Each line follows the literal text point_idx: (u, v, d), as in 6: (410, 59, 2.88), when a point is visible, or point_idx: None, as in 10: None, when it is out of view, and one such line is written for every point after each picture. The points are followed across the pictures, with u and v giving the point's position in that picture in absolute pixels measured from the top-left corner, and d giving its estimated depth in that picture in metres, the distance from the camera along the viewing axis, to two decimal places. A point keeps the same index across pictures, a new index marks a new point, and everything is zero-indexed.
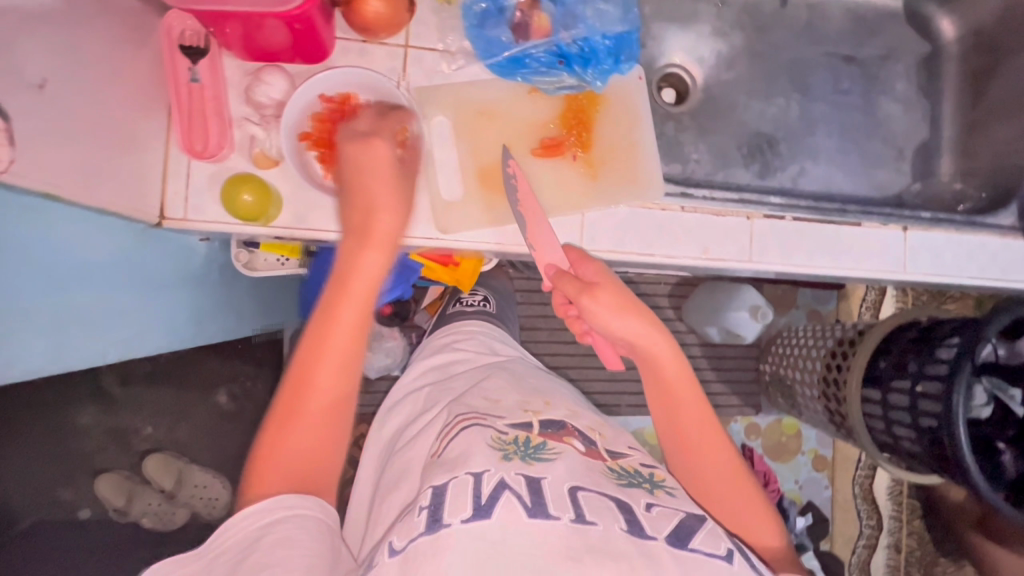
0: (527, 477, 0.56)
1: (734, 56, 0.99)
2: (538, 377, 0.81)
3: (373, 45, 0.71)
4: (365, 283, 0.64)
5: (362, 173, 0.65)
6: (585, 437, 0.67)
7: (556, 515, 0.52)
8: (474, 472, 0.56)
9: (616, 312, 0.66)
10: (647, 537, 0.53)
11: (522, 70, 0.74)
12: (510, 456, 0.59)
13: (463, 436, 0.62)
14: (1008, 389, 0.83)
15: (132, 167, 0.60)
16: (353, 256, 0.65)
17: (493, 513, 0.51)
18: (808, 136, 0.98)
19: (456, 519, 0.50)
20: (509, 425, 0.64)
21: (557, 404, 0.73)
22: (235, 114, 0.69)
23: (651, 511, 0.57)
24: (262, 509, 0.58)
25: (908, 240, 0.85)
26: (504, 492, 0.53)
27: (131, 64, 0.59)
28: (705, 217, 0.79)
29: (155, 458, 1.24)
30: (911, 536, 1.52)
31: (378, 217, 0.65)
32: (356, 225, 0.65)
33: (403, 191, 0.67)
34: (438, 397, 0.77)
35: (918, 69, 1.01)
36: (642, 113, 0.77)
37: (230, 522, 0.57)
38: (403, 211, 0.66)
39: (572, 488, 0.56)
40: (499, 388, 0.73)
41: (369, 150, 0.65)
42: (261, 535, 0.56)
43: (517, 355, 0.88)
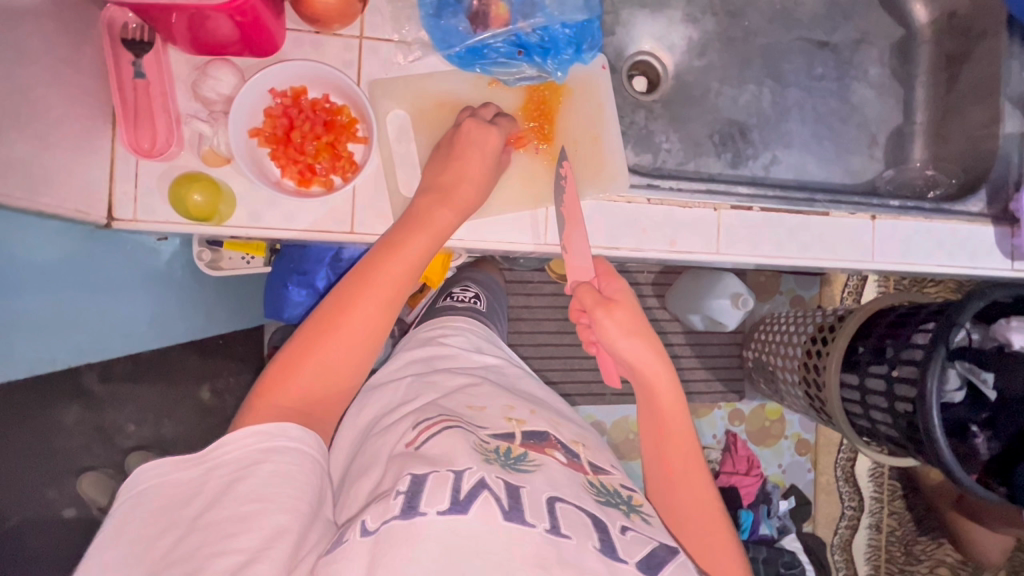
0: (507, 481, 0.55)
1: (706, 43, 0.97)
2: (523, 385, 0.81)
3: (326, 37, 0.69)
4: (435, 237, 0.65)
5: (468, 144, 0.68)
6: (567, 449, 0.67)
7: (532, 522, 0.52)
8: (456, 470, 0.54)
9: (625, 332, 0.66)
10: (616, 560, 0.53)
11: (481, 61, 0.71)
12: (491, 461, 0.58)
13: (445, 434, 0.59)
14: (980, 373, 0.81)
15: (75, 167, 0.58)
16: (413, 226, 0.64)
17: (471, 509, 0.51)
18: (782, 122, 0.97)
19: (433, 509, 0.50)
20: (491, 436, 0.63)
21: (542, 414, 0.72)
22: (184, 110, 0.67)
23: (626, 534, 0.57)
24: (265, 432, 0.55)
25: (876, 228, 0.84)
26: (483, 491, 0.53)
27: (72, 61, 0.56)
28: (672, 210, 0.78)
29: (136, 457, 1.23)
30: (892, 516, 1.54)
31: (464, 183, 0.67)
32: (441, 182, 0.67)
33: (492, 170, 0.70)
34: (422, 391, 0.73)
35: (892, 52, 1.00)
36: (607, 103, 0.76)
37: (231, 436, 0.54)
38: (485, 187, 0.69)
39: (549, 498, 0.55)
40: (485, 395, 0.72)
41: (486, 132, 0.69)
42: (258, 462, 0.53)
43: (503, 359, 0.87)
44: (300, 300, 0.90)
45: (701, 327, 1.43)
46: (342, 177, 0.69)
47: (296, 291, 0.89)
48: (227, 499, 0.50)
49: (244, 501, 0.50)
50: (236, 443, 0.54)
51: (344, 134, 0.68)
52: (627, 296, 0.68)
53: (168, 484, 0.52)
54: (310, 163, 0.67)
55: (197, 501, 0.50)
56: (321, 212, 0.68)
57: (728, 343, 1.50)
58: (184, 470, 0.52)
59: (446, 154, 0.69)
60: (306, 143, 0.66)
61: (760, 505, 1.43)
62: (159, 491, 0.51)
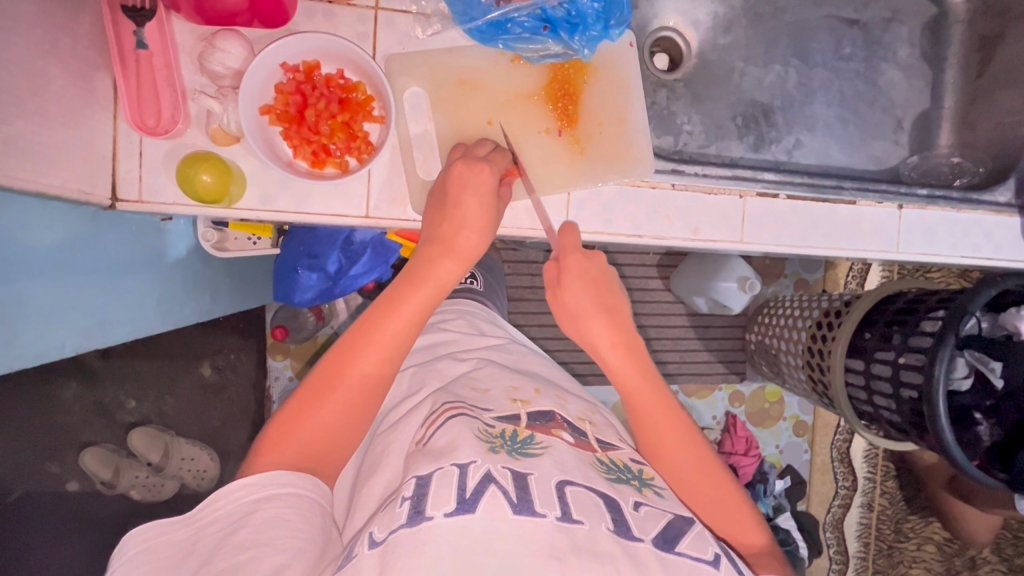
0: (514, 472, 0.52)
1: (731, 19, 0.93)
2: (526, 364, 0.78)
3: (339, 7, 0.65)
4: (435, 294, 0.62)
5: (463, 190, 0.64)
6: (575, 428, 0.64)
7: (542, 512, 0.49)
8: (460, 464, 0.52)
9: (585, 312, 0.65)
10: (633, 540, 0.51)
11: (504, 36, 0.67)
12: (497, 449, 0.55)
13: (450, 425, 0.57)
14: (989, 363, 0.78)
15: (77, 144, 0.55)
16: (423, 261, 0.62)
17: (478, 507, 0.48)
18: (805, 104, 0.94)
19: (439, 513, 0.47)
20: (495, 418, 0.60)
21: (547, 393, 0.69)
22: (190, 85, 0.63)
23: (639, 510, 0.55)
24: (257, 484, 0.53)
25: (902, 218, 0.83)
26: (490, 486, 0.50)
27: (70, 27, 0.52)
28: (696, 196, 0.76)
29: (139, 431, 1.21)
30: (883, 495, 1.56)
31: (465, 232, 0.63)
32: (439, 233, 0.63)
33: (494, 217, 0.64)
34: (425, 380, 0.71)
35: (923, 32, 0.96)
36: (633, 84, 0.72)
37: (223, 493, 0.52)
38: (489, 232, 0.65)
39: (559, 484, 0.53)
40: (489, 376, 0.70)
41: (478, 169, 0.64)
42: (251, 511, 0.51)
43: (507, 339, 0.84)
44: (309, 284, 0.88)
45: (704, 310, 1.42)
46: (358, 158, 0.65)
47: (305, 274, 0.87)
48: (220, 553, 0.47)
49: (239, 548, 0.47)
50: (228, 498, 0.52)
51: (361, 113, 0.64)
52: (591, 268, 0.67)
53: (162, 548, 0.49)
54: (324, 144, 0.64)
55: (192, 560, 0.48)
56: (337, 195, 0.66)
57: (730, 326, 1.49)
58: (176, 535, 0.50)
59: (440, 201, 0.64)
60: (320, 122, 0.63)
61: (756, 485, 1.45)
62: (153, 554, 0.49)
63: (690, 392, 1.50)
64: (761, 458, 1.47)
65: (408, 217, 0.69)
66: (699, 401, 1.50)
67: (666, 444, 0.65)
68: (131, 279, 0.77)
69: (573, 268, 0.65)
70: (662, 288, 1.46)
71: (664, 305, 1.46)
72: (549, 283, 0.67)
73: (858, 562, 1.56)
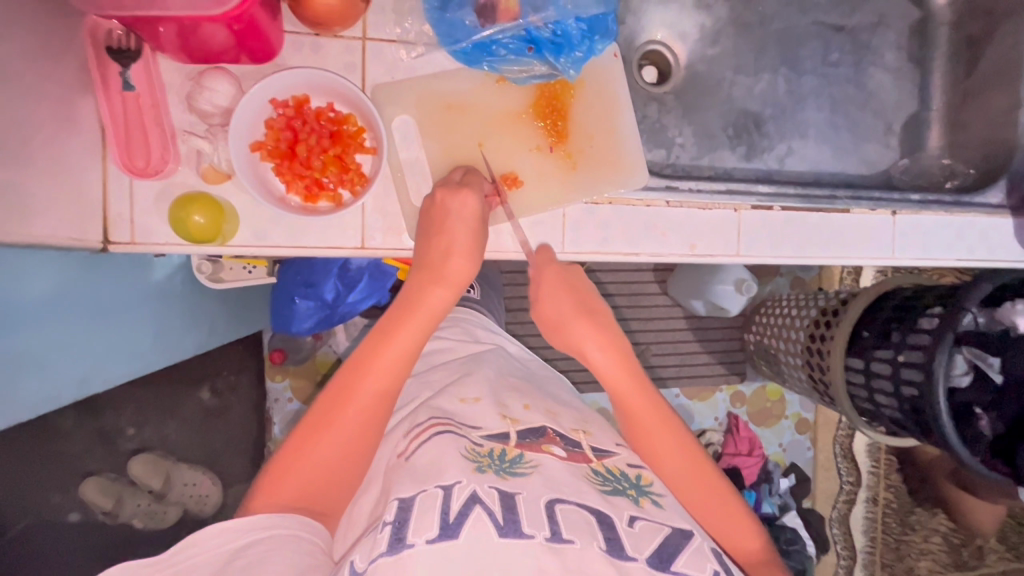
0: (501, 491, 0.51)
1: (718, 29, 0.93)
2: (518, 372, 0.76)
3: (326, 39, 0.65)
4: (428, 321, 0.63)
5: (449, 220, 0.64)
6: (567, 440, 0.62)
7: (530, 534, 0.47)
8: (445, 486, 0.50)
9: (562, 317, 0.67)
10: (626, 560, 0.49)
11: (489, 57, 0.67)
12: (485, 469, 0.53)
13: (435, 442, 0.56)
14: (987, 358, 0.79)
15: (66, 191, 0.54)
16: (418, 291, 0.63)
17: (462, 530, 0.46)
18: (795, 112, 0.94)
19: (421, 539, 0.46)
20: (484, 435, 0.58)
21: (536, 408, 0.66)
22: (179, 124, 0.62)
23: (634, 526, 0.52)
24: (238, 530, 0.51)
25: (896, 224, 0.83)
26: (475, 508, 0.48)
27: (54, 74, 0.52)
28: (692, 211, 0.76)
29: (139, 460, 1.19)
30: (889, 489, 1.56)
31: (454, 258, 0.64)
32: (430, 263, 0.64)
33: (479, 239, 0.65)
34: (419, 391, 0.70)
35: (909, 36, 0.96)
36: (621, 95, 0.72)
37: (202, 535, 0.50)
38: (477, 257, 0.65)
39: (549, 502, 0.51)
40: (478, 383, 0.68)
41: (460, 197, 0.64)
42: (233, 557, 0.49)
43: (499, 346, 0.81)
44: (307, 312, 0.87)
45: (702, 313, 1.41)
46: (351, 190, 0.65)
47: (302, 303, 0.86)
48: None
49: None
50: (208, 543, 0.50)
51: (352, 145, 0.64)
52: (566, 274, 0.69)
53: None
54: (317, 178, 0.63)
55: None
56: (331, 228, 0.66)
57: (728, 327, 1.49)
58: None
59: (432, 229, 0.65)
60: (312, 158, 0.62)
61: (762, 485, 1.45)
62: None
63: (693, 394, 1.49)
64: (766, 458, 1.47)
65: (403, 245, 0.69)
66: (700, 404, 1.50)
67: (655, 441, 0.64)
68: (126, 320, 0.77)
69: (549, 279, 0.68)
70: (659, 293, 1.46)
71: (662, 310, 1.46)
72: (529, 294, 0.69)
73: (866, 557, 1.56)
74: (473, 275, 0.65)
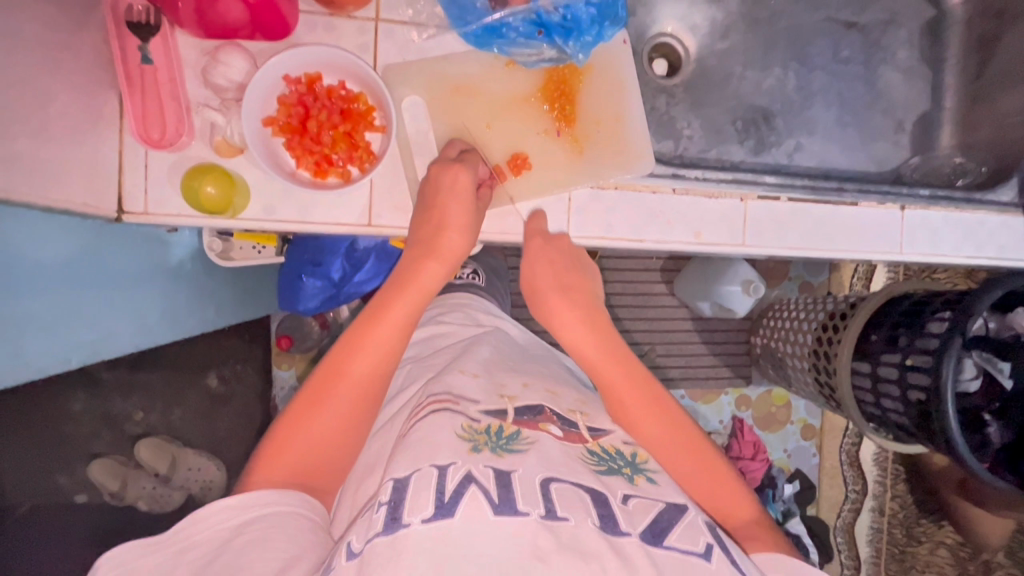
0: (497, 470, 0.51)
1: (729, 24, 0.93)
2: (521, 354, 0.77)
3: (340, 19, 0.66)
4: (421, 297, 0.63)
5: (442, 194, 0.65)
6: (564, 420, 0.62)
7: (525, 511, 0.47)
8: (440, 465, 0.50)
9: (548, 295, 0.69)
10: (620, 535, 0.49)
11: (499, 40, 0.68)
12: (480, 447, 0.53)
13: (433, 420, 0.56)
14: (996, 362, 0.77)
15: (82, 158, 0.56)
16: (411, 266, 0.64)
17: (456, 511, 0.46)
18: (805, 108, 0.94)
19: (416, 518, 0.45)
20: (482, 411, 0.59)
21: (536, 386, 0.67)
22: (195, 98, 0.64)
23: (629, 504, 0.53)
24: (239, 505, 0.51)
25: (905, 219, 0.83)
26: (471, 487, 0.48)
27: (74, 46, 0.53)
28: (698, 200, 0.76)
29: (148, 443, 1.20)
30: (894, 499, 1.53)
31: (448, 233, 0.65)
32: (423, 239, 0.65)
33: (474, 212, 0.66)
34: (419, 373, 0.70)
35: (922, 34, 0.96)
36: (629, 81, 0.72)
37: (205, 512, 0.50)
38: (472, 234, 0.66)
39: (544, 480, 0.51)
40: (480, 363, 0.68)
41: (452, 171, 0.65)
42: (233, 536, 0.49)
43: (498, 329, 0.81)
44: (314, 291, 0.88)
45: (709, 314, 1.41)
46: (360, 167, 0.66)
47: (309, 281, 0.87)
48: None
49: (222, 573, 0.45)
50: (208, 521, 0.49)
51: (362, 123, 0.65)
52: (552, 252, 0.71)
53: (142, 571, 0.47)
54: (327, 154, 0.64)
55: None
56: (339, 205, 0.67)
57: (734, 329, 1.49)
58: (154, 559, 0.48)
59: (426, 203, 0.65)
60: (322, 133, 0.63)
61: (765, 489, 1.42)
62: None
63: (699, 396, 1.48)
64: (770, 463, 1.45)
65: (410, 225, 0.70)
66: (705, 406, 1.49)
67: (643, 418, 0.63)
68: (136, 293, 0.78)
69: (534, 254, 0.70)
70: (665, 292, 1.45)
71: (668, 310, 1.45)
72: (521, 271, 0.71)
73: (870, 567, 1.54)
74: (466, 250, 0.67)
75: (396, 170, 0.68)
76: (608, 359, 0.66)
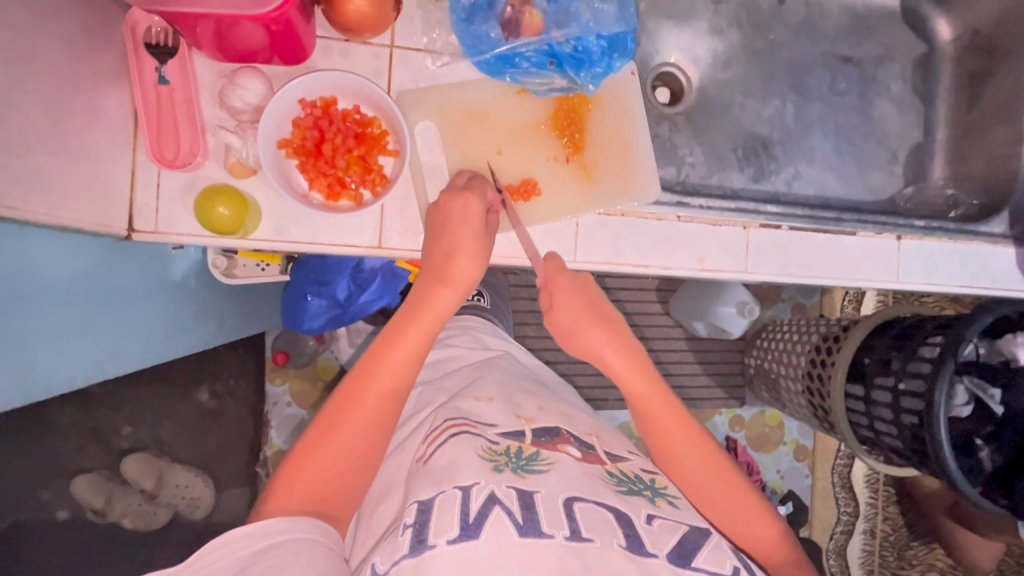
0: (518, 489, 0.50)
1: (730, 55, 0.96)
2: (530, 377, 0.77)
3: (356, 45, 0.67)
4: (435, 322, 0.63)
5: (453, 221, 0.65)
6: (581, 442, 0.62)
7: (549, 533, 0.47)
8: (462, 486, 0.50)
9: (577, 322, 0.68)
10: (647, 557, 0.49)
11: (511, 69, 0.70)
12: (501, 467, 0.53)
13: (452, 443, 0.56)
14: (987, 389, 0.79)
15: (96, 178, 0.56)
16: (424, 292, 0.64)
17: (482, 533, 0.46)
18: (803, 138, 0.96)
19: (442, 540, 0.46)
20: (500, 434, 0.58)
21: (551, 410, 0.67)
22: (209, 119, 0.64)
23: (652, 524, 0.53)
24: (253, 534, 0.50)
25: (901, 248, 0.85)
26: (494, 508, 0.48)
27: (92, 66, 0.53)
28: (702, 227, 0.77)
29: (134, 457, 1.18)
30: (885, 521, 1.54)
31: (458, 257, 0.64)
32: (435, 265, 0.65)
33: (483, 237, 0.65)
34: (432, 398, 0.70)
35: (914, 69, 1.00)
36: (636, 110, 0.74)
37: (217, 543, 0.48)
38: (482, 258, 0.65)
39: (568, 500, 0.51)
40: (492, 389, 0.68)
41: (462, 199, 0.65)
42: (248, 564, 0.47)
43: (508, 351, 0.82)
44: (319, 310, 0.88)
45: (703, 334, 1.43)
46: (372, 191, 0.66)
47: (314, 300, 0.88)
48: None
49: None
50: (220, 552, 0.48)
51: (376, 147, 0.66)
52: (580, 280, 0.70)
53: None
54: (340, 177, 0.65)
55: None
56: (350, 226, 0.68)
57: (729, 350, 1.50)
58: None
59: (435, 231, 0.66)
60: (337, 156, 0.64)
61: None
62: None
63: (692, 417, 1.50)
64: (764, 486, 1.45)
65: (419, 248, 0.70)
66: None
67: (676, 441, 0.65)
68: (138, 310, 0.77)
69: (561, 287, 0.68)
70: (660, 312, 1.47)
71: (663, 330, 1.46)
72: (543, 309, 0.69)
73: None
74: (478, 274, 0.66)
75: (405, 194, 0.69)
76: (640, 382, 0.67)
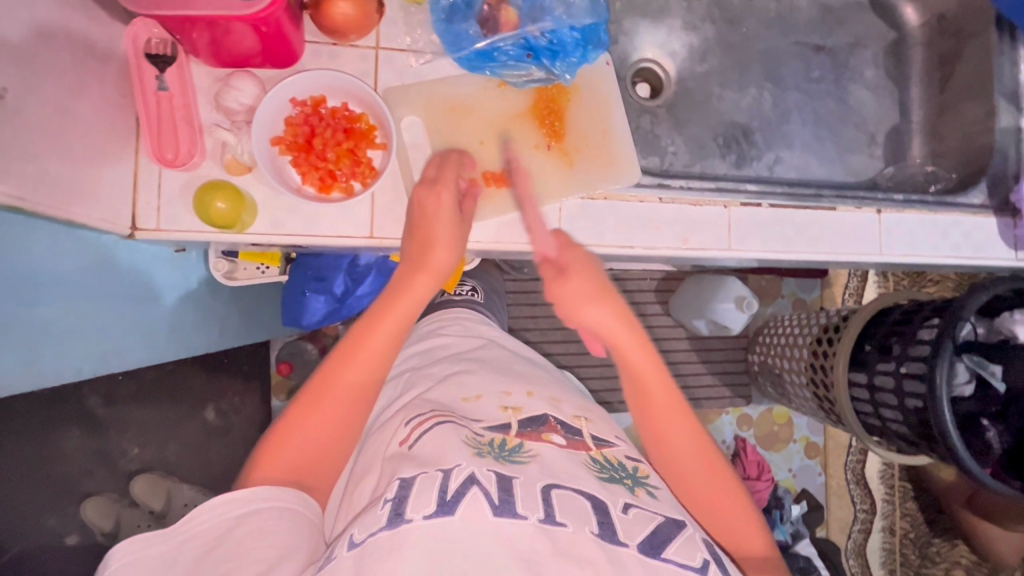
0: (498, 474, 0.52)
1: (706, 49, 1.00)
2: (515, 362, 0.77)
3: (343, 48, 0.71)
4: (412, 308, 0.65)
5: (427, 214, 0.68)
6: (568, 428, 0.64)
7: (523, 514, 0.48)
8: (444, 467, 0.52)
9: (592, 301, 0.66)
10: (616, 544, 0.49)
11: (491, 63, 0.74)
12: (483, 454, 0.55)
13: (439, 430, 0.57)
14: (988, 366, 0.77)
15: (102, 177, 0.59)
16: (401, 281, 0.66)
17: (457, 509, 0.47)
18: (782, 125, 0.99)
19: (419, 515, 0.47)
20: (486, 428, 0.60)
21: (540, 394, 0.69)
22: (206, 121, 0.68)
23: (628, 513, 0.53)
24: (237, 498, 0.51)
25: (883, 222, 0.86)
26: (472, 487, 0.49)
27: (97, 72, 0.57)
28: (684, 208, 0.80)
29: (140, 479, 1.08)
30: (904, 518, 1.51)
31: (436, 248, 0.66)
32: (414, 256, 0.67)
33: (461, 229, 0.68)
34: (418, 381, 0.72)
35: (886, 55, 1.03)
36: (613, 98, 0.78)
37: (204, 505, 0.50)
38: (458, 248, 0.68)
39: (546, 486, 0.52)
40: (481, 382, 0.69)
41: (436, 193, 0.67)
42: (232, 526, 0.50)
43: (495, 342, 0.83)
44: (319, 306, 0.91)
45: (705, 332, 1.44)
46: (362, 182, 0.70)
47: (313, 297, 0.90)
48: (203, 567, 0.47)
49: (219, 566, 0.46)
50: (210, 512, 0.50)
51: (364, 141, 0.70)
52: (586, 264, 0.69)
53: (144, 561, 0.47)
54: (331, 170, 0.69)
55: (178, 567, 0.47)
56: (341, 218, 0.70)
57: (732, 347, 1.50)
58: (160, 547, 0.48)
59: (413, 225, 0.68)
60: (327, 150, 0.68)
61: (772, 510, 1.40)
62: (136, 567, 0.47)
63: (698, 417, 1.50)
64: (775, 483, 1.44)
65: None
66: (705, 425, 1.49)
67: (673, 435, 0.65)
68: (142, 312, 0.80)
69: (574, 262, 0.68)
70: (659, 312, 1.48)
71: (663, 329, 1.48)
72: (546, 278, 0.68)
73: None
74: (454, 263, 0.68)
75: (395, 186, 0.72)
76: (652, 369, 0.66)
